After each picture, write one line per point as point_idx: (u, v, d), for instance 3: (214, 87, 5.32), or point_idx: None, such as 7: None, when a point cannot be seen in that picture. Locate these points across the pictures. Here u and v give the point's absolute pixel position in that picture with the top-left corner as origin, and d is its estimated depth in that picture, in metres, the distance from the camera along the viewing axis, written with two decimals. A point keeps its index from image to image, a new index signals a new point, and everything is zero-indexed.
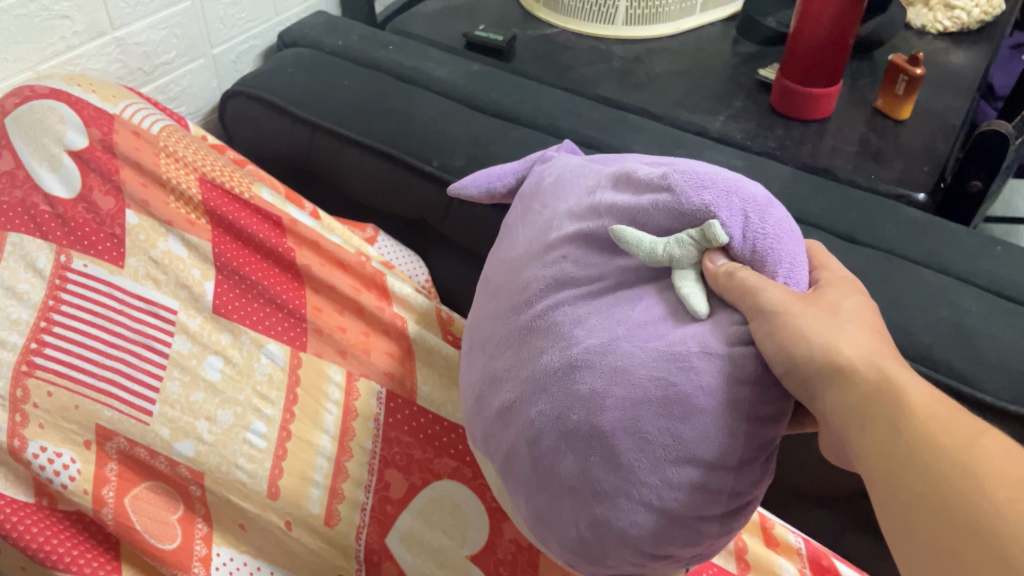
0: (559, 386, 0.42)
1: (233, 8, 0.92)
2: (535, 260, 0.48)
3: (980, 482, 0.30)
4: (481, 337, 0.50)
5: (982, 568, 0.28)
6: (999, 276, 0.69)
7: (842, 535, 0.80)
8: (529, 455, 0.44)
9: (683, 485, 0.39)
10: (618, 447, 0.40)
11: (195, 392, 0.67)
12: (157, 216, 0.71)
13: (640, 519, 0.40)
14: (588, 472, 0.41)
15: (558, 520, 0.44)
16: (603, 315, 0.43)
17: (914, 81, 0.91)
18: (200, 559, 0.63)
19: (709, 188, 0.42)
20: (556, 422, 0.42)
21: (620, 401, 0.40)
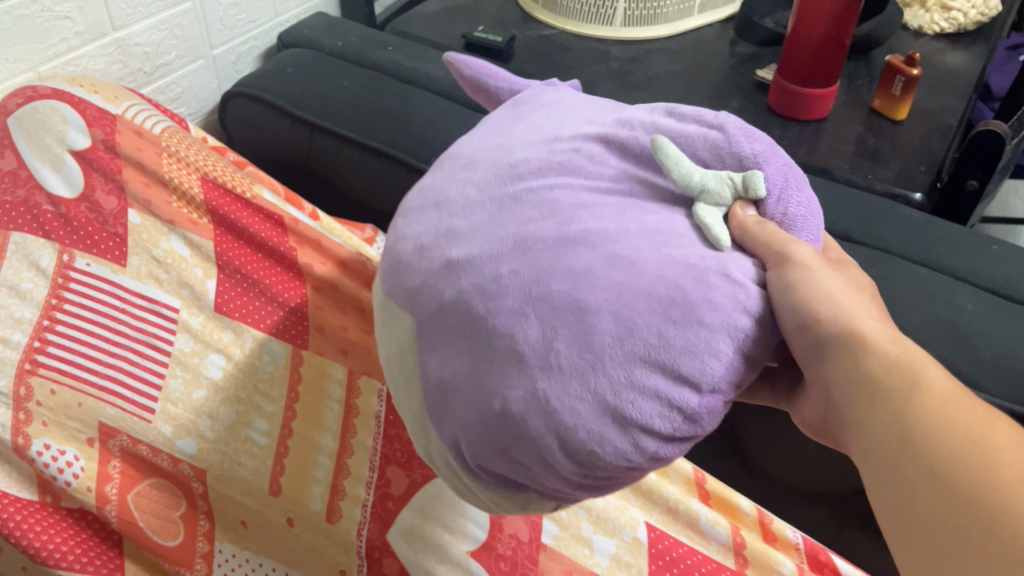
0: (547, 252, 0.36)
1: (233, 9, 0.93)
2: (533, 143, 0.42)
3: (992, 468, 0.31)
4: (436, 195, 0.42)
5: (988, 549, 0.30)
6: (994, 275, 0.70)
7: (840, 531, 0.82)
8: (471, 311, 0.37)
9: (645, 388, 0.35)
10: (598, 326, 0.35)
11: (197, 390, 0.68)
12: (158, 215, 0.71)
13: (584, 411, 0.35)
14: (547, 343, 0.35)
15: (473, 391, 0.37)
16: (612, 208, 0.38)
17: (911, 81, 0.92)
18: (202, 556, 0.65)
19: (758, 139, 0.40)
20: (529, 284, 0.36)
21: (613, 284, 0.35)
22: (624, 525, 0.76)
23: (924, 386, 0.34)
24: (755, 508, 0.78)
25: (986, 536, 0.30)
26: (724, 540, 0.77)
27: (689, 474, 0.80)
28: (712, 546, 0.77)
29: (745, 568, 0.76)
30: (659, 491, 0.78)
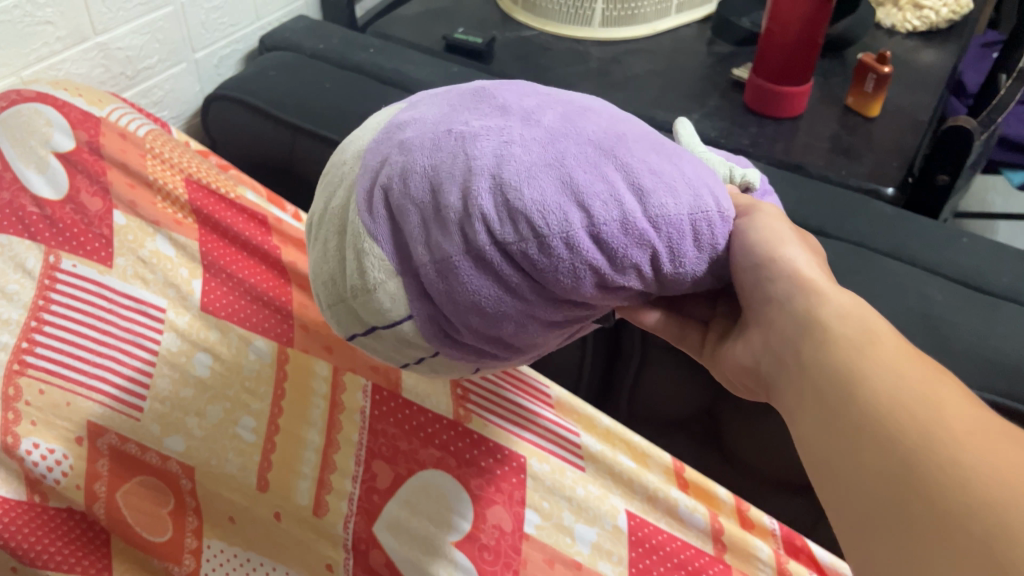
0: (566, 95, 0.42)
1: (215, 13, 0.94)
2: None
3: (937, 417, 0.32)
4: None
5: (932, 490, 0.31)
6: (964, 267, 0.72)
7: (820, 520, 0.83)
8: (482, 93, 0.41)
9: (603, 170, 0.37)
10: (591, 124, 0.39)
11: (184, 389, 0.69)
12: (144, 216, 0.73)
13: (536, 150, 0.37)
14: (543, 112, 0.39)
15: (441, 124, 0.39)
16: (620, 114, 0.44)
17: (882, 79, 0.94)
18: (191, 551, 0.66)
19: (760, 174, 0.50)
20: (546, 96, 0.41)
21: (615, 119, 0.40)
22: (605, 514, 0.77)
23: (876, 338, 0.36)
24: (732, 496, 0.80)
25: (929, 478, 0.31)
26: (703, 527, 0.78)
27: (668, 464, 0.82)
28: (691, 533, 0.78)
29: (724, 554, 0.78)
30: (639, 480, 0.79)
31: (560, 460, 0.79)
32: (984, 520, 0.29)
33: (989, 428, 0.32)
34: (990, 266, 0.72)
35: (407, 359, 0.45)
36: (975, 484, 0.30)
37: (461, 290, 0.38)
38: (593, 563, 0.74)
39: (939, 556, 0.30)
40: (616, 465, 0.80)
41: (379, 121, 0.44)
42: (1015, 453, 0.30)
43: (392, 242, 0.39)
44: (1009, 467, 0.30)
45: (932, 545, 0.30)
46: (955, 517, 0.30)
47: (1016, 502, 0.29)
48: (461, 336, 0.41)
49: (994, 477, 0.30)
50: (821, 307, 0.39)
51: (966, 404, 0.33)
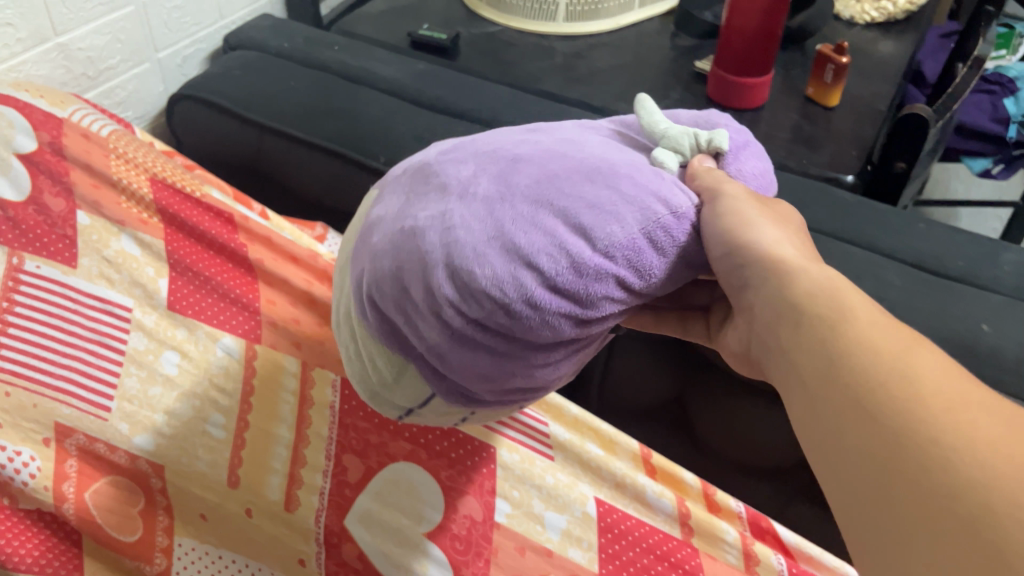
0: (509, 140, 0.42)
1: (177, 12, 0.93)
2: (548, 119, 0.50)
3: (913, 392, 0.31)
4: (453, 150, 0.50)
5: (915, 471, 0.29)
6: (920, 252, 0.73)
7: (787, 506, 0.85)
8: (428, 169, 0.42)
9: (544, 224, 0.37)
10: (523, 172, 0.39)
11: (152, 387, 0.69)
12: (108, 216, 0.72)
13: (477, 227, 0.37)
14: (478, 179, 0.39)
15: (398, 222, 0.40)
16: (581, 133, 0.45)
17: (840, 69, 0.95)
18: (162, 550, 0.68)
19: (736, 127, 0.47)
20: (482, 151, 0.41)
21: (551, 153, 0.40)
22: (574, 501, 0.78)
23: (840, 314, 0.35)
24: (699, 480, 0.82)
25: (907, 457, 0.29)
26: (670, 511, 0.79)
27: (635, 450, 0.83)
28: (658, 518, 0.79)
29: (692, 538, 0.79)
30: (607, 466, 0.80)
31: (529, 449, 0.80)
32: (966, 499, 0.27)
33: (969, 396, 0.30)
34: (945, 251, 0.73)
35: (456, 418, 0.47)
36: (954, 460, 0.28)
37: (459, 368, 0.40)
38: (563, 549, 0.76)
39: (923, 537, 0.28)
40: (584, 452, 0.80)
41: (356, 227, 0.46)
42: (995, 424, 0.29)
43: (390, 339, 0.41)
44: (990, 441, 0.28)
45: (914, 526, 0.29)
46: (936, 496, 0.28)
47: (997, 479, 0.27)
48: (481, 400, 0.43)
49: (974, 451, 0.28)
50: (790, 284, 0.37)
51: (943, 372, 0.31)
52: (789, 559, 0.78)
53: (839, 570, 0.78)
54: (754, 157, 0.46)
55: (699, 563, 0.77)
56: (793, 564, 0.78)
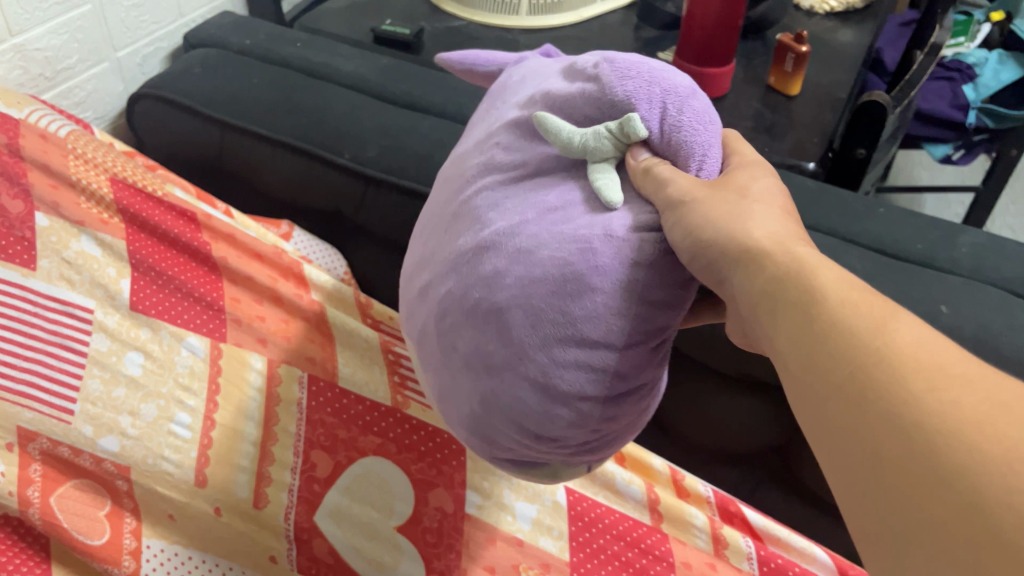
0: (467, 267, 0.40)
1: (135, 10, 0.92)
2: (468, 147, 0.46)
3: (896, 370, 0.28)
4: (416, 225, 0.48)
5: (902, 463, 0.26)
6: (882, 236, 0.74)
7: (756, 491, 0.86)
8: (435, 335, 0.42)
9: (572, 369, 0.38)
10: (514, 323, 0.38)
11: (116, 388, 0.68)
12: (67, 217, 0.71)
13: (529, 402, 0.39)
14: (485, 344, 0.39)
15: (458, 397, 0.42)
16: (518, 198, 0.41)
17: (801, 58, 0.96)
18: (130, 553, 0.66)
19: (633, 76, 0.40)
20: (458, 300, 0.40)
21: (516, 275, 0.38)
22: (544, 490, 0.80)
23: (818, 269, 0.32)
24: (667, 466, 0.83)
25: (896, 444, 0.27)
26: (640, 498, 0.80)
27: None
28: (628, 504, 0.81)
29: (661, 523, 0.80)
30: None
31: None
32: (962, 489, 0.25)
33: (954, 370, 0.27)
34: (905, 234, 0.75)
35: None
36: (945, 443, 0.26)
37: (587, 458, 0.44)
38: (534, 539, 0.77)
39: (920, 532, 0.26)
40: None
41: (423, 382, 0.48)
42: (986, 400, 0.26)
43: (517, 468, 0.46)
44: (981, 420, 0.26)
45: (911, 521, 0.26)
46: (929, 486, 0.26)
47: (991, 463, 0.25)
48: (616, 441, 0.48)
49: (967, 433, 0.25)
50: (760, 263, 0.34)
51: (926, 342, 0.28)
52: (756, 542, 0.80)
53: (806, 551, 0.79)
54: (678, 103, 0.40)
55: (669, 547, 0.78)
56: (761, 546, 0.80)
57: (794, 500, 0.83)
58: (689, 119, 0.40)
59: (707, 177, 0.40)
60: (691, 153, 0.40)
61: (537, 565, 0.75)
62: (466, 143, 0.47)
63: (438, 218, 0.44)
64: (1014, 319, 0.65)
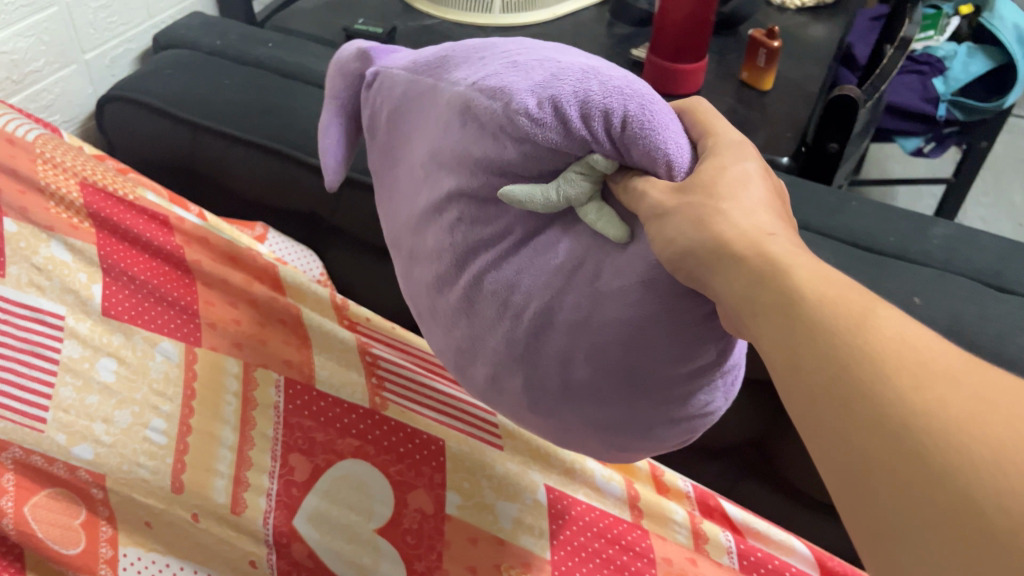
0: (531, 353, 0.43)
1: (103, 12, 0.91)
2: (431, 223, 0.45)
3: (880, 367, 0.26)
4: (424, 307, 0.49)
5: (892, 467, 0.25)
6: (856, 230, 0.75)
7: (736, 485, 0.87)
8: (533, 410, 0.46)
9: (673, 395, 0.41)
10: (604, 388, 0.42)
11: (89, 396, 0.68)
12: (37, 222, 0.70)
13: (656, 427, 0.43)
14: (594, 409, 0.43)
15: (590, 442, 0.47)
16: (531, 270, 0.42)
17: (773, 53, 0.97)
18: (106, 561, 0.66)
19: (556, 116, 0.38)
20: (542, 383, 0.44)
21: (585, 349, 0.41)
22: (525, 488, 0.78)
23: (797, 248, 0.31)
24: (647, 462, 0.85)
25: (885, 442, 0.25)
26: (620, 495, 0.81)
27: None
28: (608, 501, 0.81)
29: (641, 519, 0.80)
30: (556, 453, 0.81)
31: (477, 439, 0.80)
32: (954, 486, 0.24)
33: (940, 369, 0.26)
34: (878, 227, 0.75)
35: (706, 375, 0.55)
36: (933, 438, 0.24)
37: None
38: (515, 537, 0.76)
39: (914, 532, 0.24)
40: (534, 440, 0.81)
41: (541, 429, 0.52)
42: (973, 394, 0.25)
43: None
44: (968, 414, 0.24)
45: (903, 521, 0.25)
46: (920, 485, 0.24)
47: (983, 459, 0.23)
48: None
49: (954, 433, 0.24)
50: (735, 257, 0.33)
51: (909, 337, 0.27)
52: (736, 535, 0.80)
53: (786, 543, 0.79)
54: (621, 109, 0.37)
55: (650, 543, 0.78)
56: (741, 540, 0.80)
57: (774, 494, 0.83)
58: (639, 123, 0.37)
59: (682, 176, 0.38)
60: (658, 156, 0.38)
61: (518, 564, 0.75)
62: (414, 211, 0.46)
63: (452, 307, 0.46)
64: (986, 309, 0.65)
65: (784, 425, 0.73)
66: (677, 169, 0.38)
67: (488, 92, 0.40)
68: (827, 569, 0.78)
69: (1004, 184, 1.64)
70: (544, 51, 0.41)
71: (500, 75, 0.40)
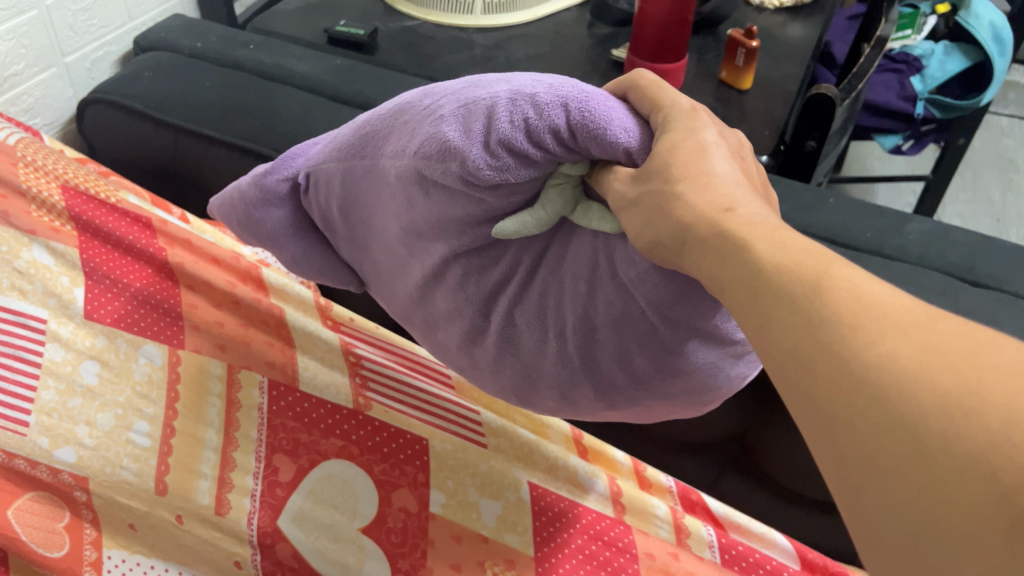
0: (581, 355, 0.44)
1: (83, 14, 0.91)
2: (438, 288, 0.47)
3: (838, 326, 0.26)
4: (461, 361, 0.51)
5: (859, 421, 0.24)
6: (833, 227, 0.75)
7: (719, 480, 0.87)
8: (610, 404, 0.46)
9: (729, 338, 0.41)
10: (660, 368, 0.42)
11: (72, 399, 0.68)
12: (18, 226, 0.71)
13: (730, 369, 0.42)
14: (663, 388, 0.43)
15: (677, 411, 0.47)
16: (554, 286, 0.44)
17: (752, 53, 0.98)
18: (90, 563, 0.66)
19: (513, 153, 0.38)
20: (606, 378, 0.44)
21: (632, 338, 0.42)
22: (509, 486, 0.79)
23: (773, 226, 0.31)
24: (628, 458, 0.84)
25: (845, 395, 0.25)
26: (602, 491, 0.81)
27: (566, 432, 0.85)
28: (591, 498, 0.81)
29: (624, 515, 0.81)
30: (539, 450, 0.81)
31: (460, 437, 0.80)
32: (918, 436, 0.23)
33: (899, 319, 0.25)
34: (855, 223, 0.76)
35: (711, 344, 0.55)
36: (890, 386, 0.24)
37: None
38: (499, 535, 0.77)
39: (877, 482, 0.24)
40: (517, 437, 0.81)
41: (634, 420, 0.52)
42: (926, 342, 0.24)
43: None
44: (920, 361, 0.24)
45: (868, 471, 0.24)
46: (883, 434, 0.24)
47: (942, 407, 0.23)
48: None
49: (910, 381, 0.24)
50: (702, 248, 0.32)
51: (870, 286, 0.27)
52: (717, 530, 0.81)
53: (767, 536, 0.80)
54: (562, 120, 0.37)
55: (632, 538, 0.79)
56: (723, 534, 0.81)
57: (755, 488, 0.84)
58: (581, 122, 0.37)
59: (644, 155, 0.38)
60: (613, 148, 0.38)
61: (502, 562, 0.75)
62: (412, 279, 0.48)
63: (492, 354, 0.47)
64: (959, 305, 0.67)
65: (763, 421, 0.74)
66: (635, 150, 0.38)
67: (433, 164, 0.40)
68: (807, 562, 0.79)
69: (981, 179, 1.66)
70: (461, 93, 0.41)
71: (433, 136, 0.40)
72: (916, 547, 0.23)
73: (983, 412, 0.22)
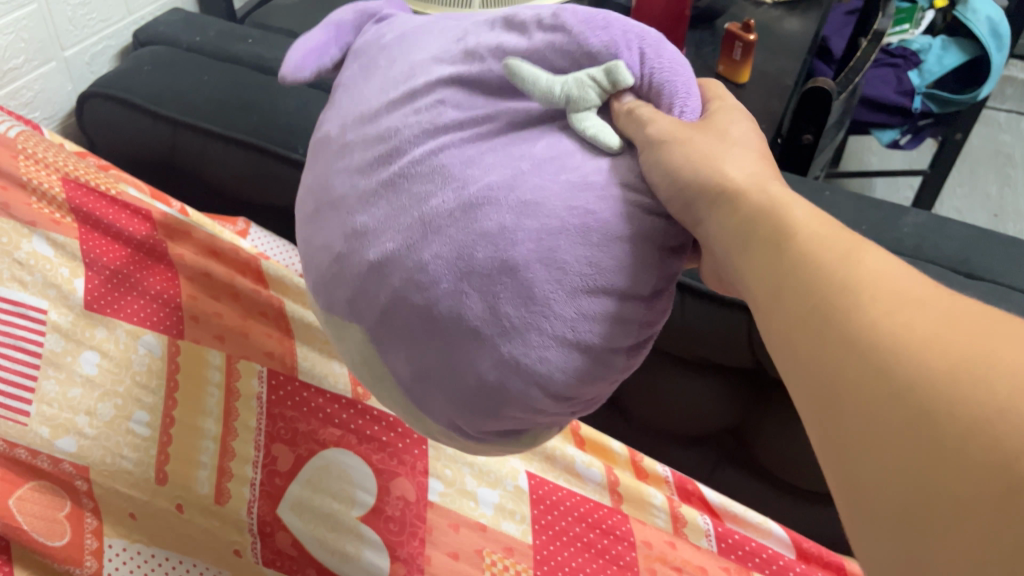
0: (460, 224, 0.35)
1: (81, 9, 0.91)
2: (389, 103, 0.39)
3: (857, 297, 0.27)
4: (321, 194, 0.40)
5: (865, 392, 0.25)
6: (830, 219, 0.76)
7: (716, 470, 0.88)
8: (419, 305, 0.36)
9: (610, 313, 0.37)
10: (536, 278, 0.35)
11: (72, 389, 0.68)
12: (18, 217, 0.70)
13: (550, 354, 0.36)
14: (495, 309, 0.35)
15: (449, 373, 0.37)
16: (499, 154, 0.37)
17: (749, 46, 0.98)
18: (92, 552, 0.68)
19: (602, 26, 0.39)
20: (456, 261, 0.35)
21: (540, 228, 0.35)
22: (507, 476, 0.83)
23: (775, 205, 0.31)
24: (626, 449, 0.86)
25: (857, 367, 0.26)
26: (600, 480, 0.84)
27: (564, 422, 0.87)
28: (589, 487, 0.84)
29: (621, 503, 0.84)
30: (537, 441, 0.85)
31: None
32: (923, 408, 0.24)
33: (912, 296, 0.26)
34: (851, 215, 0.76)
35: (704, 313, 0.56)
36: (899, 358, 0.25)
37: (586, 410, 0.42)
38: (496, 523, 0.80)
39: (878, 451, 0.24)
40: None
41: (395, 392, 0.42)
42: (939, 320, 0.25)
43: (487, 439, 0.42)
44: (932, 337, 0.24)
45: (870, 441, 0.25)
46: (888, 407, 0.24)
47: (951, 379, 0.23)
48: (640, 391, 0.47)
49: (919, 356, 0.24)
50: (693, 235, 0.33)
51: (889, 271, 0.27)
52: (714, 519, 0.84)
53: (762, 526, 0.83)
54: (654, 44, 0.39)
55: (629, 527, 0.81)
56: (719, 523, 0.84)
57: (751, 478, 0.85)
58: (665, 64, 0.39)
59: (692, 120, 0.39)
60: (672, 98, 0.39)
61: (500, 549, 0.78)
62: (368, 95, 0.41)
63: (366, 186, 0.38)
64: None
65: (756, 414, 0.75)
66: (682, 116, 0.39)
67: (541, 26, 0.40)
68: (802, 551, 0.82)
69: (978, 175, 1.66)
70: None
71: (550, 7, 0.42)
72: (908, 522, 0.23)
73: (993, 383, 0.23)
